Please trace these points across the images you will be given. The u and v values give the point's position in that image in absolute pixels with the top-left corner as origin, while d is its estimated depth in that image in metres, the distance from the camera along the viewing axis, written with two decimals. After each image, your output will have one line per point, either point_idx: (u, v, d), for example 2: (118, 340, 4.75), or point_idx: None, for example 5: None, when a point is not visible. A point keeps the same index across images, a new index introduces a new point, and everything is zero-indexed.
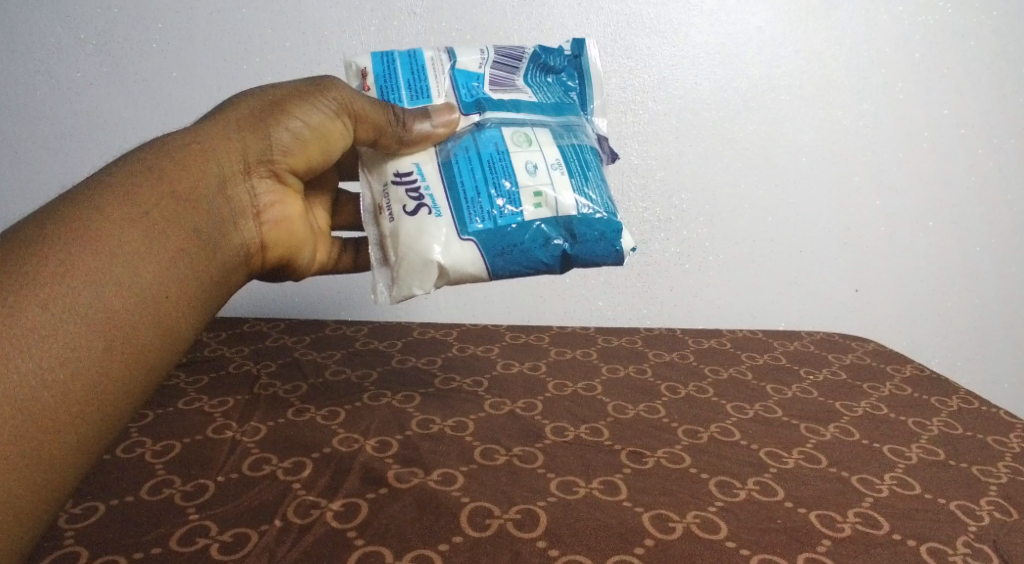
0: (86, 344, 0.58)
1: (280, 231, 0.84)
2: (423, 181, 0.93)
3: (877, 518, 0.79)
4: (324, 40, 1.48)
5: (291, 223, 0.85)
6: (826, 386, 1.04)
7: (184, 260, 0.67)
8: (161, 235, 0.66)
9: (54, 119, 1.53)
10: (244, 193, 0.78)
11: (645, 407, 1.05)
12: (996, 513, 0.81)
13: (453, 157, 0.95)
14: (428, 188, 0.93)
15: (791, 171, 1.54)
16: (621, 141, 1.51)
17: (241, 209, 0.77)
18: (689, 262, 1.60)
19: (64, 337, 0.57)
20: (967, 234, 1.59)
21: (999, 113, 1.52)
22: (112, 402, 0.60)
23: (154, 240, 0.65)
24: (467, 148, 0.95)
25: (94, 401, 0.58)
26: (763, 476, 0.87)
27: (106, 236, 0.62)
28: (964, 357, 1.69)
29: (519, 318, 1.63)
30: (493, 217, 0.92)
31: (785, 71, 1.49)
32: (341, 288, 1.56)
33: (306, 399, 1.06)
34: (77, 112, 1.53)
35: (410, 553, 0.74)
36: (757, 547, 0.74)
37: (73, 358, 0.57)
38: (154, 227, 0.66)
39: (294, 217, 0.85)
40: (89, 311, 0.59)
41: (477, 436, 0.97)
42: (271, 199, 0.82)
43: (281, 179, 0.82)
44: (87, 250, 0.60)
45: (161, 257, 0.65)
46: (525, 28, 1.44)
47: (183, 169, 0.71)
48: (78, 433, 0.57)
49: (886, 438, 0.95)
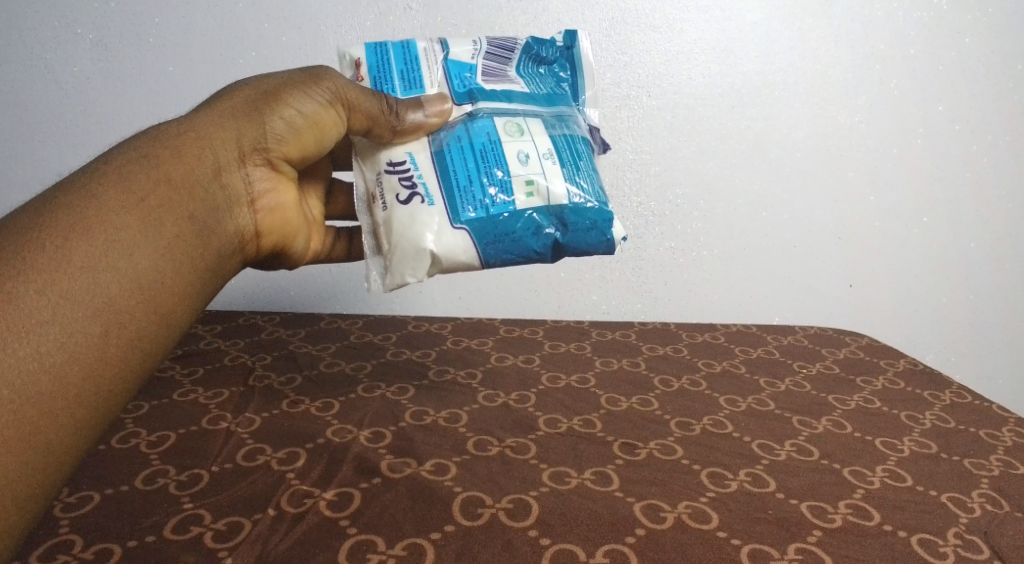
0: (83, 330, 0.53)
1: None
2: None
3: (869, 507, 0.79)
4: (320, 34, 1.39)
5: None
6: (822, 381, 1.07)
7: (182, 245, 0.61)
8: (159, 219, 0.60)
9: (97, 114, 1.44)
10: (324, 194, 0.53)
11: (639, 400, 1.03)
12: (987, 504, 0.81)
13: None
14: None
15: (786, 166, 1.45)
16: (614, 136, 1.42)
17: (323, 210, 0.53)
18: (683, 256, 1.50)
19: (60, 323, 0.52)
20: (963, 231, 1.50)
21: (997, 110, 1.43)
22: (110, 387, 0.54)
23: (151, 224, 0.59)
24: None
25: (92, 387, 0.52)
26: (755, 467, 0.86)
27: (101, 221, 0.56)
28: (958, 353, 1.59)
29: (516, 312, 1.52)
30: (485, 205, 0.87)
31: (780, 67, 1.40)
32: (325, 281, 1.46)
33: (305, 392, 0.99)
34: (90, 107, 1.44)
35: (402, 542, 0.70)
36: (749, 538, 0.73)
37: (70, 344, 0.52)
38: (151, 211, 0.60)
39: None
40: (87, 297, 0.53)
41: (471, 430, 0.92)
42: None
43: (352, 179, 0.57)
44: (82, 235, 0.55)
45: (159, 241, 0.59)
46: (520, 23, 1.37)
47: (177, 157, 0.64)
48: (75, 417, 0.52)
49: (880, 431, 0.95)
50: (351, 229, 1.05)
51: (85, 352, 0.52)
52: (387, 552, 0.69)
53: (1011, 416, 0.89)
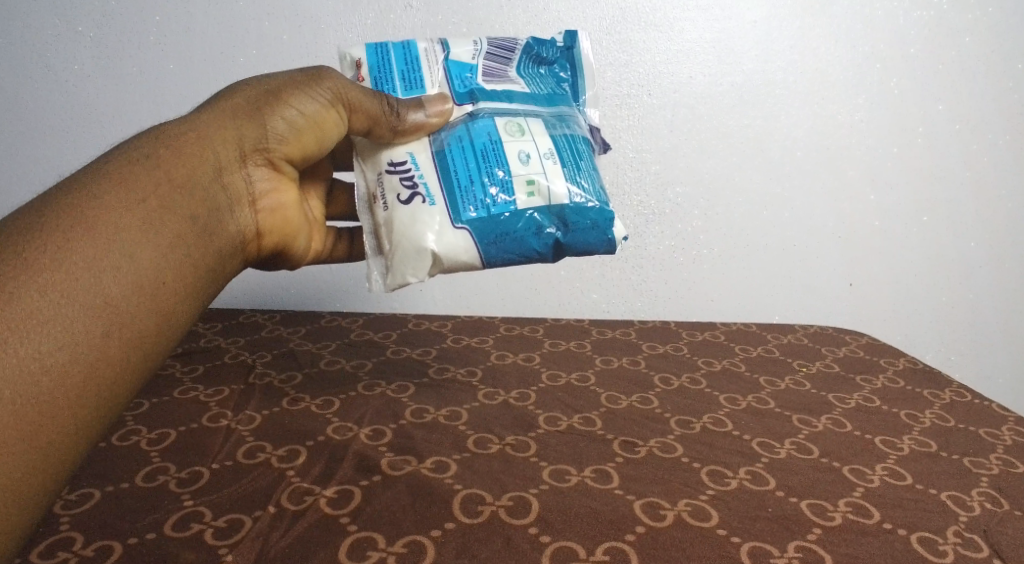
0: (85, 331, 0.54)
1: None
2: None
3: (869, 506, 0.79)
4: (319, 33, 1.39)
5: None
6: (823, 379, 1.06)
7: (183, 246, 0.63)
8: (159, 220, 0.61)
9: (100, 113, 1.44)
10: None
11: (639, 398, 1.03)
12: (987, 503, 0.81)
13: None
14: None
15: (786, 165, 1.45)
16: (614, 135, 1.42)
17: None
18: (683, 254, 1.50)
19: (63, 323, 0.54)
20: (962, 231, 1.50)
21: (997, 110, 1.43)
22: (110, 388, 0.56)
23: (151, 226, 0.61)
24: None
25: (93, 387, 0.54)
26: (755, 466, 0.86)
27: (102, 224, 0.58)
28: (957, 353, 1.59)
29: (517, 311, 1.52)
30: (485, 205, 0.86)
31: (780, 66, 1.40)
32: (323, 280, 1.46)
33: (305, 390, 0.99)
34: (92, 105, 1.44)
35: (402, 540, 0.70)
36: (747, 535, 0.73)
37: (71, 344, 0.53)
38: (151, 214, 0.61)
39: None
40: (88, 298, 0.55)
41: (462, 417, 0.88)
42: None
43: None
44: (85, 237, 0.57)
45: (159, 243, 0.61)
46: (521, 21, 1.37)
47: (179, 159, 0.66)
48: (77, 417, 0.53)
49: (881, 430, 0.95)
50: (352, 230, 1.05)
51: (87, 353, 0.54)
52: (385, 549, 0.69)
53: (1010, 416, 0.89)
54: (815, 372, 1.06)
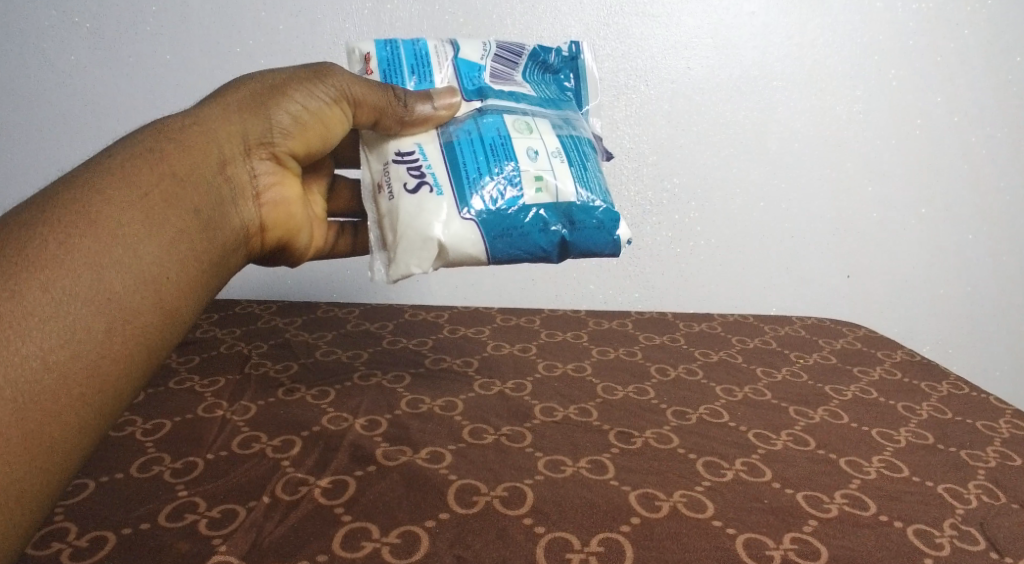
0: (90, 335, 0.41)
1: (280, 214, 0.59)
2: (424, 158, 0.65)
3: (864, 497, 0.60)
4: (319, 22, 1.25)
5: (291, 206, 0.60)
6: (838, 357, 0.96)
7: None
8: None
9: (97, 107, 1.29)
10: (245, 174, 0.55)
11: (624, 351, 0.94)
12: (983, 496, 0.62)
13: (455, 140, 0.66)
14: (429, 165, 0.65)
15: (783, 155, 1.34)
16: (613, 128, 1.32)
17: (242, 191, 0.55)
18: (682, 246, 1.39)
19: (61, 323, 0.40)
20: (955, 221, 1.38)
21: (997, 104, 1.31)
22: (95, 410, 0.41)
23: None
24: (470, 131, 0.67)
25: (77, 407, 0.40)
26: (751, 457, 0.65)
27: (133, 204, 0.46)
28: (957, 344, 1.46)
29: (514, 303, 1.42)
30: None
31: (777, 57, 1.29)
32: (330, 271, 1.37)
33: (256, 353, 0.87)
34: (88, 99, 1.28)
35: (222, 505, 0.56)
36: (703, 453, 0.66)
37: (75, 351, 0.41)
38: None
39: (293, 199, 0.60)
40: (93, 294, 0.42)
41: (412, 387, 0.78)
42: (271, 181, 0.58)
43: (283, 161, 0.59)
44: (89, 219, 0.44)
45: None
46: (519, 13, 1.26)
47: (190, 146, 0.51)
48: (51, 447, 0.39)
49: (878, 421, 0.75)
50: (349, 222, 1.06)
51: (69, 364, 0.40)
52: (256, 512, 0.55)
53: (1007, 409, 0.81)
54: (813, 361, 0.94)
